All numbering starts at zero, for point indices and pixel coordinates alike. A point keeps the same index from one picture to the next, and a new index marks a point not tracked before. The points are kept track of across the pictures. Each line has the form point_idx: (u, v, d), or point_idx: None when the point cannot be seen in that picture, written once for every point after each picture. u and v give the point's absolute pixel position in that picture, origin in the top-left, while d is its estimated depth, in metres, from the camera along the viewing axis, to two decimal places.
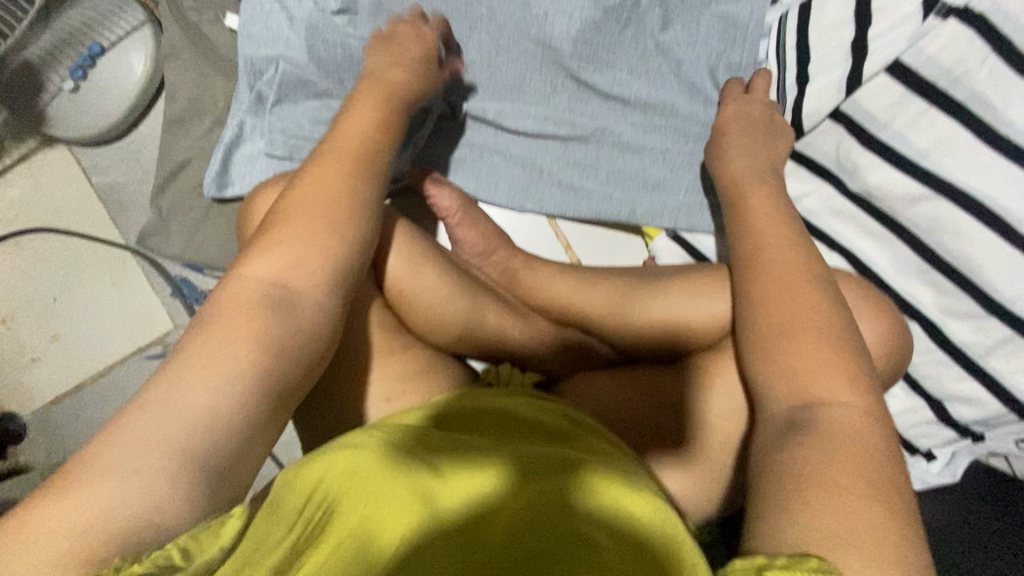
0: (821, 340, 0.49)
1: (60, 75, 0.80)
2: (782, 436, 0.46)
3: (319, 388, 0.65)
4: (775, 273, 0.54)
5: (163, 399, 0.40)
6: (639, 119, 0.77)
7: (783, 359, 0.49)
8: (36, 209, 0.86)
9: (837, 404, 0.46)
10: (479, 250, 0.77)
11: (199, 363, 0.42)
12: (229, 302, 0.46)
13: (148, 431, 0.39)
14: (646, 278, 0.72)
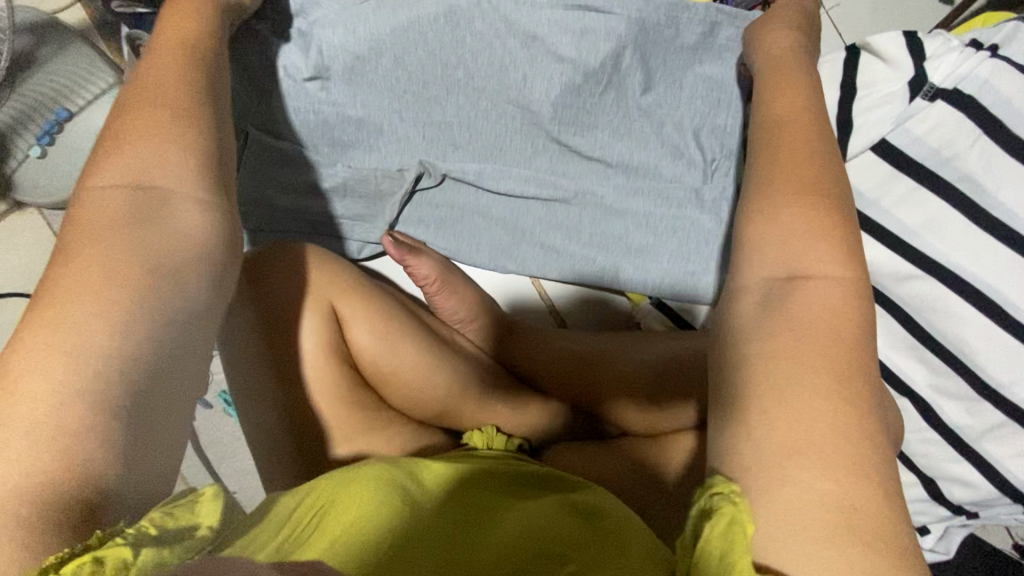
0: (825, 200, 0.42)
1: (27, 142, 0.77)
2: (758, 309, 0.39)
3: (299, 471, 0.63)
4: (793, 158, 0.45)
5: (51, 342, 0.33)
6: (622, 181, 0.75)
7: (781, 218, 0.41)
8: (4, 272, 0.83)
9: (823, 276, 0.39)
10: (460, 317, 0.75)
11: (83, 289, 0.35)
12: (95, 218, 0.37)
13: (47, 376, 0.33)
14: (634, 347, 0.72)
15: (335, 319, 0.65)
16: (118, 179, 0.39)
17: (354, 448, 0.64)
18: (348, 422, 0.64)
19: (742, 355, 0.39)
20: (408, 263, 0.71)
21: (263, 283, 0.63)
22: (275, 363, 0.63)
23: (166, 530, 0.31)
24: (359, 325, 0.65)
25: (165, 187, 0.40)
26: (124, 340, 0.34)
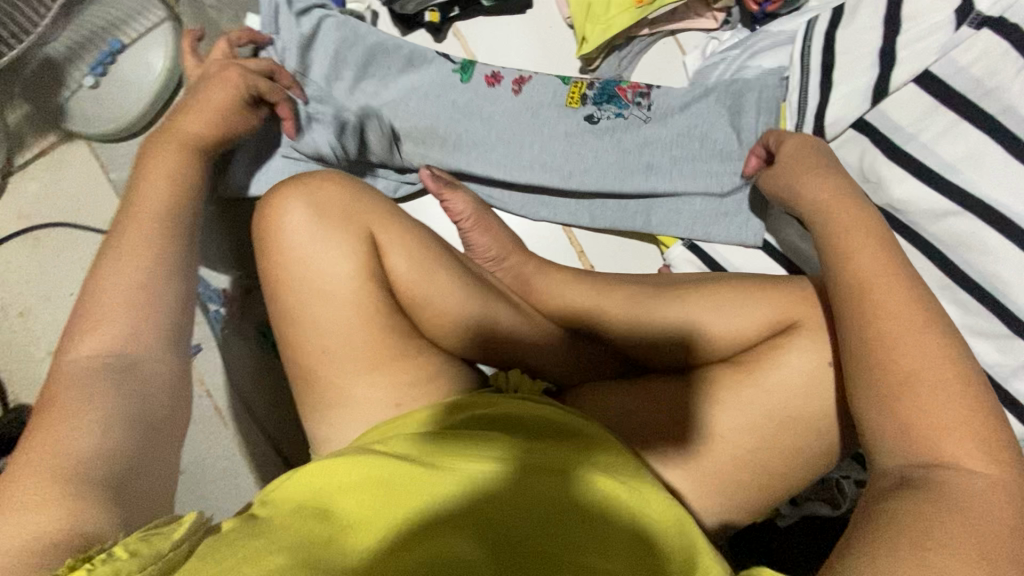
0: (944, 383, 0.45)
1: (82, 71, 0.81)
2: (892, 488, 0.43)
3: (330, 390, 0.64)
4: (889, 319, 0.48)
5: (38, 460, 0.38)
6: (659, 123, 0.76)
7: (904, 406, 0.45)
8: (56, 204, 0.87)
9: (966, 469, 0.42)
10: (492, 254, 0.77)
11: (71, 404, 0.41)
12: (67, 380, 0.42)
13: (60, 449, 0.38)
14: (666, 286, 0.71)
15: (373, 246, 0.65)
16: (90, 351, 0.44)
17: (382, 372, 0.64)
18: (380, 346, 0.64)
19: (882, 526, 0.40)
20: (445, 197, 0.74)
21: (296, 208, 0.63)
22: (309, 285, 0.63)
23: (143, 552, 0.34)
24: (397, 252, 0.66)
25: (130, 357, 0.44)
26: (106, 436, 0.40)
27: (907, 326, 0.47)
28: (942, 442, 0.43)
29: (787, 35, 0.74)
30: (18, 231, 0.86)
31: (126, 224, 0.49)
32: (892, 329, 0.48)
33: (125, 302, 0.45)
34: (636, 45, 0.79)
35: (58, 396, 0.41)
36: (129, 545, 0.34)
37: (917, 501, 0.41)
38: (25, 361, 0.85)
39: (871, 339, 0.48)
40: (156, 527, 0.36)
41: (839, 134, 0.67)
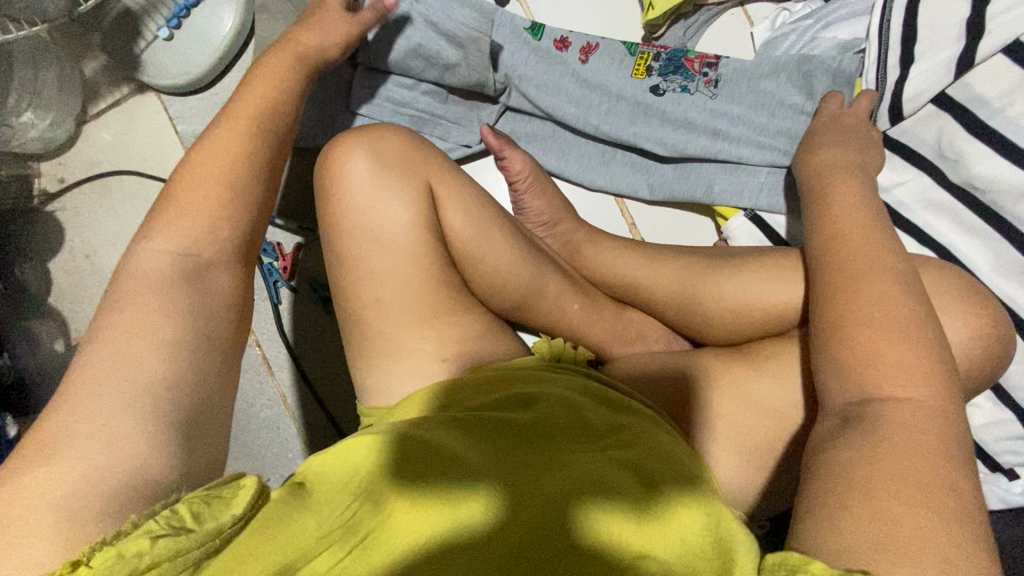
0: (907, 332, 0.44)
1: (157, 24, 0.84)
2: (836, 433, 0.43)
3: (376, 342, 0.64)
4: (870, 276, 0.47)
5: (97, 391, 0.37)
6: (728, 96, 0.74)
7: (858, 346, 0.44)
8: (125, 153, 0.90)
9: (909, 401, 0.41)
10: (544, 219, 0.77)
11: (135, 332, 0.40)
12: (137, 288, 0.42)
13: (123, 382, 0.38)
14: (720, 257, 0.68)
15: (429, 197, 0.65)
16: (162, 254, 0.44)
17: (429, 327, 0.64)
18: (433, 300, 0.64)
19: (848, 484, 0.38)
20: (504, 156, 0.74)
21: (359, 155, 0.64)
22: (369, 233, 0.63)
23: (198, 515, 0.34)
24: (454, 207, 0.66)
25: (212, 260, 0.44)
26: (165, 371, 0.39)
27: (883, 283, 0.46)
28: (896, 381, 0.42)
29: (868, 7, 0.71)
30: (87, 177, 0.90)
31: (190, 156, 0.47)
32: (864, 283, 0.47)
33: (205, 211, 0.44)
34: (704, 13, 0.77)
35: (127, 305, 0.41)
36: (191, 509, 0.34)
37: (870, 442, 0.40)
38: (88, 300, 0.89)
39: (845, 289, 0.47)
40: (216, 489, 0.36)
41: (916, 111, 0.64)
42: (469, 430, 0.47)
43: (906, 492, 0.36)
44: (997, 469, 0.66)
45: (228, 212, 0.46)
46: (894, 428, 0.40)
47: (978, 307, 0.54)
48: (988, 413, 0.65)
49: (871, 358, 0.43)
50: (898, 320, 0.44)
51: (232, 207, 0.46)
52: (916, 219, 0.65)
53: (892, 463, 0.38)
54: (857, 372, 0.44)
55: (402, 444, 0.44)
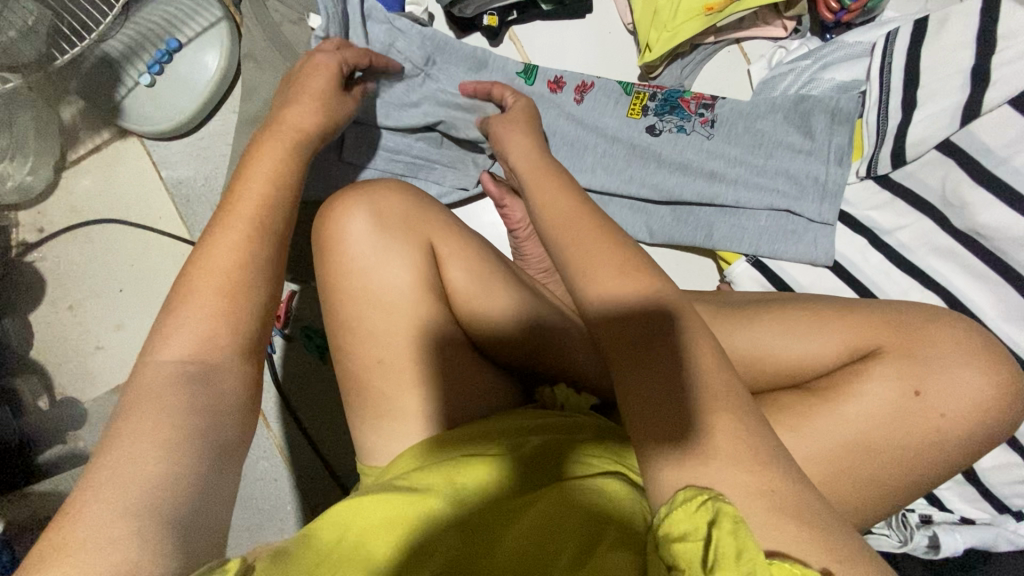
0: None
1: (137, 69, 0.81)
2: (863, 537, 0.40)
3: (377, 407, 0.62)
4: None
5: (106, 486, 0.34)
6: (725, 136, 0.73)
7: None
8: (108, 201, 0.87)
9: None
10: (546, 266, 0.76)
11: (145, 430, 0.36)
12: (145, 389, 0.39)
13: (129, 484, 0.34)
14: (732, 304, 0.63)
15: (431, 254, 0.64)
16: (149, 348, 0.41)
17: (432, 390, 0.62)
18: (436, 363, 0.62)
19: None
20: (504, 204, 0.72)
21: (357, 213, 0.62)
22: (369, 295, 0.61)
23: None
24: (455, 263, 0.65)
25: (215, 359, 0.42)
26: (174, 473, 0.35)
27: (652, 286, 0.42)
28: None
29: (868, 46, 0.70)
30: (69, 226, 0.87)
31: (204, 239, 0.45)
32: None
33: (210, 309, 0.42)
34: (700, 52, 0.76)
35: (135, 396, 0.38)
36: None
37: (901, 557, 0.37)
38: (75, 354, 0.86)
39: None
40: None
41: (919, 156, 0.63)
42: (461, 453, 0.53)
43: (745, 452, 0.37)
44: (1004, 510, 0.66)
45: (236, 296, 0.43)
46: None
47: (991, 365, 0.53)
48: (996, 456, 0.65)
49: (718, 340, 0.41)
50: None
51: (234, 290, 0.43)
52: (920, 262, 0.65)
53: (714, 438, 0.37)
54: None
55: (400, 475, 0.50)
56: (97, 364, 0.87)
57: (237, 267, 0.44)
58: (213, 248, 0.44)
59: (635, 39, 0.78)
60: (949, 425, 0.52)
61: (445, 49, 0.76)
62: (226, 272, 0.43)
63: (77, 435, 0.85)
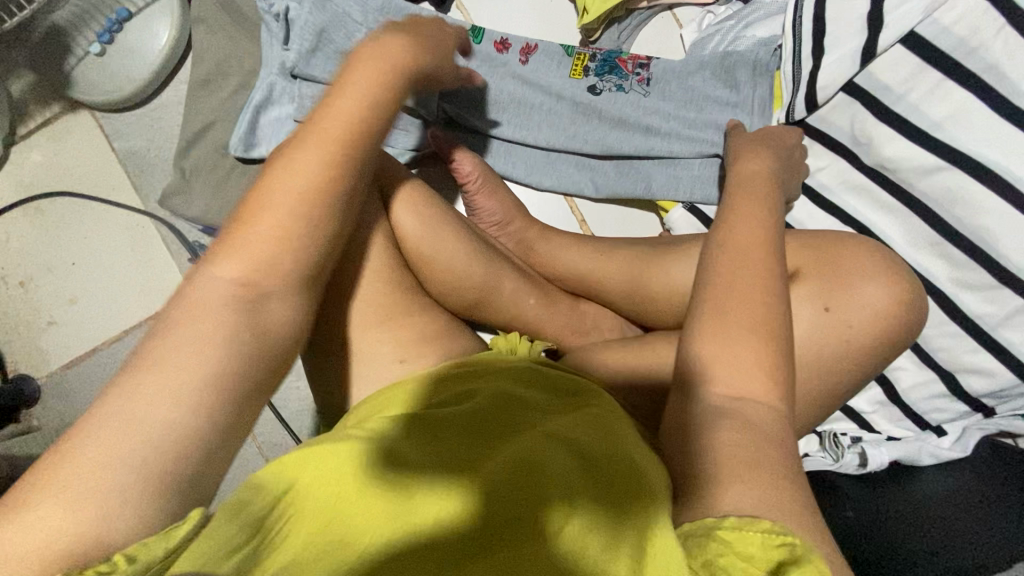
0: (761, 316, 0.45)
1: (88, 39, 0.82)
2: (704, 420, 0.43)
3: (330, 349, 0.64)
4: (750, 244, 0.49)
5: (100, 442, 0.33)
6: (659, 95, 0.78)
7: (725, 334, 0.44)
8: (59, 173, 0.87)
9: (750, 402, 0.43)
10: (497, 219, 0.78)
11: (172, 365, 0.35)
12: (198, 306, 0.38)
13: (136, 415, 0.34)
14: (662, 244, 0.72)
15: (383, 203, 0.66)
16: (228, 272, 0.39)
17: (383, 330, 0.64)
18: (386, 304, 0.64)
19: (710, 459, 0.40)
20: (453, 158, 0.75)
21: None
22: None
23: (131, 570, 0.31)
24: (405, 210, 0.66)
25: (260, 296, 0.39)
26: (192, 418, 0.35)
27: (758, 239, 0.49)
28: (728, 377, 0.43)
29: (781, 5, 0.77)
30: (18, 201, 0.86)
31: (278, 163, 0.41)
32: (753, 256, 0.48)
33: None
34: (635, 17, 0.82)
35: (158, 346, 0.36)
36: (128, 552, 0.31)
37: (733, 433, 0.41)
38: (28, 330, 0.86)
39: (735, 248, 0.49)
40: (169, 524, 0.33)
41: (828, 99, 0.68)
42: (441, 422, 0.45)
43: (741, 378, 0.43)
44: (927, 428, 0.70)
45: (298, 239, 0.40)
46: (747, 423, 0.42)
47: (894, 277, 0.58)
48: (914, 374, 0.70)
49: (731, 278, 0.47)
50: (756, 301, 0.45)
51: (300, 230, 0.40)
52: (839, 199, 0.70)
53: (719, 355, 0.44)
54: (714, 365, 0.44)
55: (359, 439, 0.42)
56: (51, 338, 0.86)
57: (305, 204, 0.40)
58: (289, 175, 0.40)
59: (574, 5, 0.83)
60: (858, 333, 0.57)
61: (391, 15, 0.78)
62: (286, 219, 0.40)
63: (32, 411, 0.85)
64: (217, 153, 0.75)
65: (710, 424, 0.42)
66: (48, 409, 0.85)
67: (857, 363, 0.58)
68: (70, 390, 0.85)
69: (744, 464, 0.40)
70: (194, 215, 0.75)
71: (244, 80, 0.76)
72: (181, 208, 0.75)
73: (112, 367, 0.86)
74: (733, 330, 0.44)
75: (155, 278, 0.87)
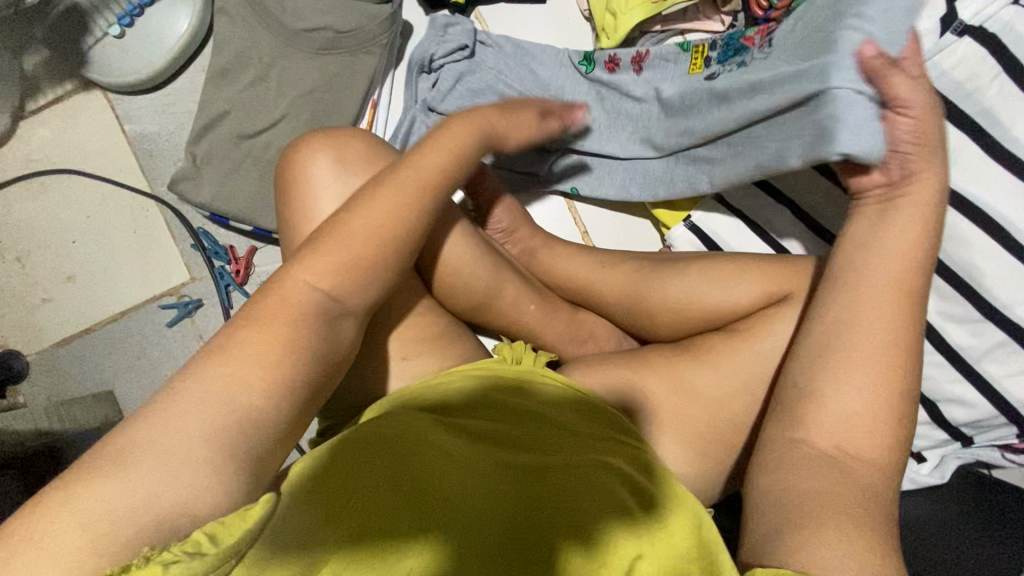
0: (884, 377, 0.46)
1: (107, 21, 0.82)
2: (796, 463, 0.45)
3: None
4: (876, 297, 0.49)
5: (157, 443, 0.34)
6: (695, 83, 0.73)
7: (845, 384, 0.46)
8: (67, 151, 0.87)
9: (864, 464, 0.44)
10: (503, 226, 0.79)
11: (243, 359, 0.38)
12: (273, 308, 0.40)
13: (207, 402, 0.36)
14: (663, 260, 0.73)
15: None
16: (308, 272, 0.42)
17: (385, 328, 0.64)
18: (389, 303, 0.64)
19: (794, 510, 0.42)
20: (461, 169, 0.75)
21: (320, 157, 0.60)
22: None
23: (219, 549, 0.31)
24: None
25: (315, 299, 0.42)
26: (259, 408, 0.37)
27: (865, 297, 0.49)
28: (845, 436, 0.45)
29: None
30: (24, 175, 0.86)
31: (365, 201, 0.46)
32: (882, 307, 0.48)
33: None
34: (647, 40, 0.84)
35: (217, 356, 0.38)
36: (207, 529, 0.31)
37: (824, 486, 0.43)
38: (23, 305, 0.85)
39: (848, 294, 0.50)
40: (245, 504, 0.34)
41: None
42: (403, 454, 0.46)
43: (854, 436, 0.45)
44: (907, 453, 0.72)
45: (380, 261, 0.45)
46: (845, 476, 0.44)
47: None
48: None
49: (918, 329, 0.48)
50: (891, 361, 0.47)
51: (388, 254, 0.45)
52: (833, 224, 0.73)
53: (822, 412, 0.46)
54: (836, 423, 0.45)
55: (330, 474, 0.44)
56: (46, 315, 0.85)
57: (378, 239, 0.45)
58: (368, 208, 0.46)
59: (590, 23, 0.85)
60: None
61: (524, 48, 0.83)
62: (368, 246, 0.45)
63: (19, 388, 0.83)
64: (232, 142, 0.76)
65: (798, 465, 0.44)
66: (38, 387, 0.84)
67: None
68: (63, 369, 0.85)
69: (827, 504, 0.42)
70: (204, 201, 0.75)
71: (261, 72, 0.76)
72: (191, 193, 0.75)
73: (104, 349, 0.86)
74: (852, 378, 0.46)
75: (157, 263, 0.87)
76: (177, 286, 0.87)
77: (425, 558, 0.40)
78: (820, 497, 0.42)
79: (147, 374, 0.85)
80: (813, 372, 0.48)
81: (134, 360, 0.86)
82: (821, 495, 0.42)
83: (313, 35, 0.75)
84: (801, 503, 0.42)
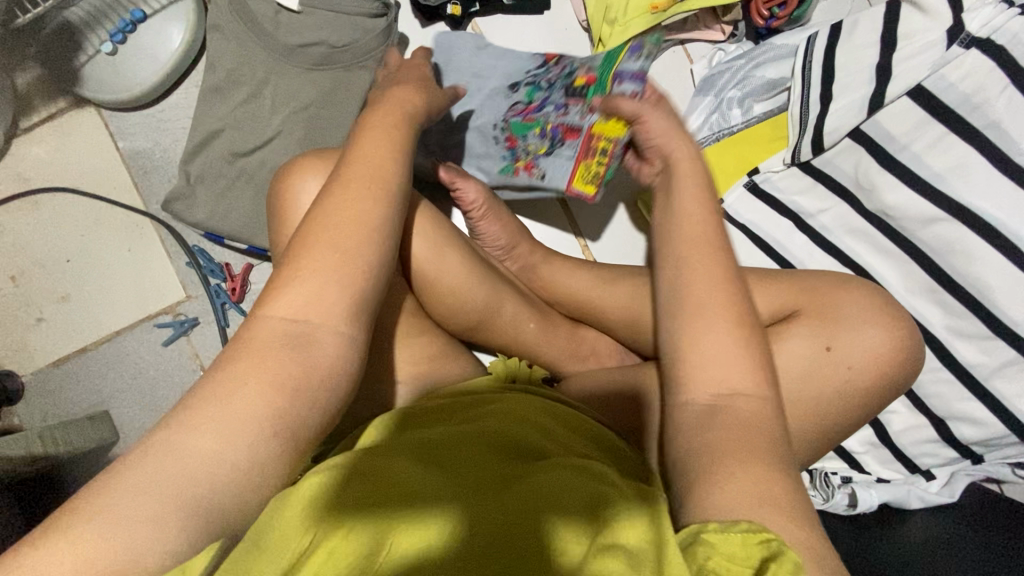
0: (730, 312, 0.46)
1: (100, 37, 0.82)
2: (696, 422, 0.44)
3: None
4: (699, 252, 0.49)
5: (133, 477, 0.34)
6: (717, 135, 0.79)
7: (700, 337, 0.46)
8: (60, 169, 0.86)
9: (741, 396, 0.44)
10: (502, 243, 0.78)
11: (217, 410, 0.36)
12: (257, 345, 0.39)
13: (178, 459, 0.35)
14: None
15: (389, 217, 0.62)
16: (288, 308, 0.41)
17: (381, 351, 0.63)
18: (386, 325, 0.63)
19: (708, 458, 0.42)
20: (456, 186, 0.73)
21: (312, 178, 0.59)
22: None
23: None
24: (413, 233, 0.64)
25: (313, 327, 0.40)
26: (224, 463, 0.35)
27: (705, 235, 0.50)
28: (718, 374, 0.45)
29: (791, 48, 0.77)
30: (16, 194, 0.85)
31: (336, 207, 0.44)
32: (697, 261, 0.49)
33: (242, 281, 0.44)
34: None
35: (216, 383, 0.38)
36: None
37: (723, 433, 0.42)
38: (17, 325, 0.84)
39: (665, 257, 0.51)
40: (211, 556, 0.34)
41: (836, 143, 0.69)
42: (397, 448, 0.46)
43: (728, 371, 0.45)
44: (915, 471, 0.71)
45: (360, 263, 0.43)
46: (738, 421, 0.43)
47: (892, 324, 0.58)
48: (906, 418, 0.70)
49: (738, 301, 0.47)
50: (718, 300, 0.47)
51: (364, 263, 0.43)
52: (839, 242, 0.71)
53: (695, 344, 0.46)
54: (703, 368, 0.45)
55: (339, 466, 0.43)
56: (40, 335, 0.84)
57: (359, 240, 0.43)
58: (346, 206, 0.44)
59: (590, 35, 0.84)
60: (856, 377, 0.57)
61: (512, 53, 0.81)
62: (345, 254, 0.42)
63: (13, 409, 0.82)
64: (225, 160, 0.74)
65: (705, 420, 0.43)
66: (33, 408, 0.83)
67: (856, 408, 0.58)
68: (58, 390, 0.84)
69: (734, 447, 0.42)
70: (198, 220, 0.74)
71: (254, 89, 0.75)
72: (184, 213, 0.74)
73: (99, 369, 0.85)
74: (705, 318, 0.46)
75: (151, 281, 0.86)
76: (172, 304, 0.86)
77: (435, 529, 0.40)
78: (730, 444, 0.42)
79: (144, 394, 0.84)
80: (681, 328, 0.47)
81: (130, 380, 0.85)
82: (730, 443, 0.42)
83: (306, 51, 0.74)
84: (724, 455, 0.41)
